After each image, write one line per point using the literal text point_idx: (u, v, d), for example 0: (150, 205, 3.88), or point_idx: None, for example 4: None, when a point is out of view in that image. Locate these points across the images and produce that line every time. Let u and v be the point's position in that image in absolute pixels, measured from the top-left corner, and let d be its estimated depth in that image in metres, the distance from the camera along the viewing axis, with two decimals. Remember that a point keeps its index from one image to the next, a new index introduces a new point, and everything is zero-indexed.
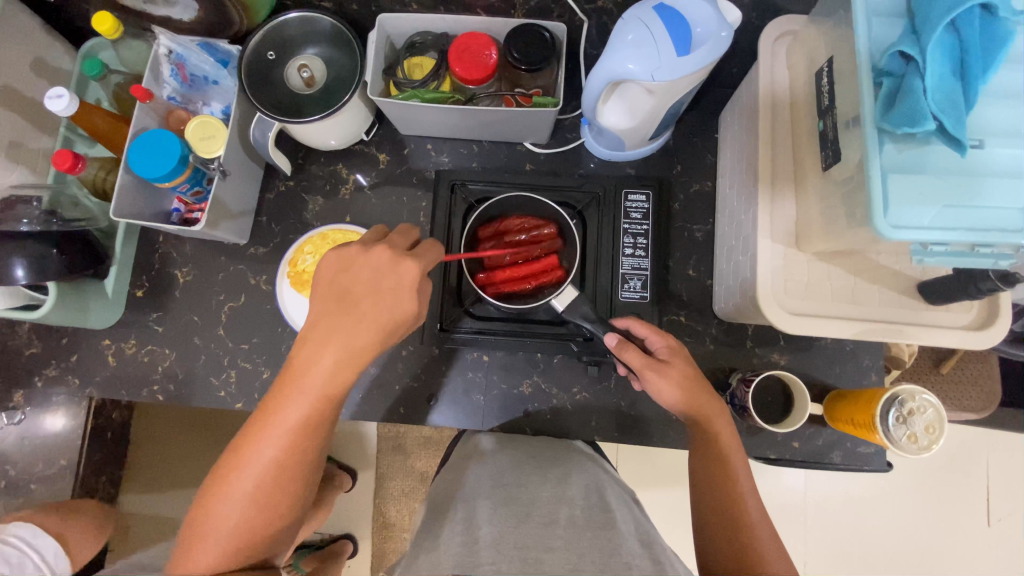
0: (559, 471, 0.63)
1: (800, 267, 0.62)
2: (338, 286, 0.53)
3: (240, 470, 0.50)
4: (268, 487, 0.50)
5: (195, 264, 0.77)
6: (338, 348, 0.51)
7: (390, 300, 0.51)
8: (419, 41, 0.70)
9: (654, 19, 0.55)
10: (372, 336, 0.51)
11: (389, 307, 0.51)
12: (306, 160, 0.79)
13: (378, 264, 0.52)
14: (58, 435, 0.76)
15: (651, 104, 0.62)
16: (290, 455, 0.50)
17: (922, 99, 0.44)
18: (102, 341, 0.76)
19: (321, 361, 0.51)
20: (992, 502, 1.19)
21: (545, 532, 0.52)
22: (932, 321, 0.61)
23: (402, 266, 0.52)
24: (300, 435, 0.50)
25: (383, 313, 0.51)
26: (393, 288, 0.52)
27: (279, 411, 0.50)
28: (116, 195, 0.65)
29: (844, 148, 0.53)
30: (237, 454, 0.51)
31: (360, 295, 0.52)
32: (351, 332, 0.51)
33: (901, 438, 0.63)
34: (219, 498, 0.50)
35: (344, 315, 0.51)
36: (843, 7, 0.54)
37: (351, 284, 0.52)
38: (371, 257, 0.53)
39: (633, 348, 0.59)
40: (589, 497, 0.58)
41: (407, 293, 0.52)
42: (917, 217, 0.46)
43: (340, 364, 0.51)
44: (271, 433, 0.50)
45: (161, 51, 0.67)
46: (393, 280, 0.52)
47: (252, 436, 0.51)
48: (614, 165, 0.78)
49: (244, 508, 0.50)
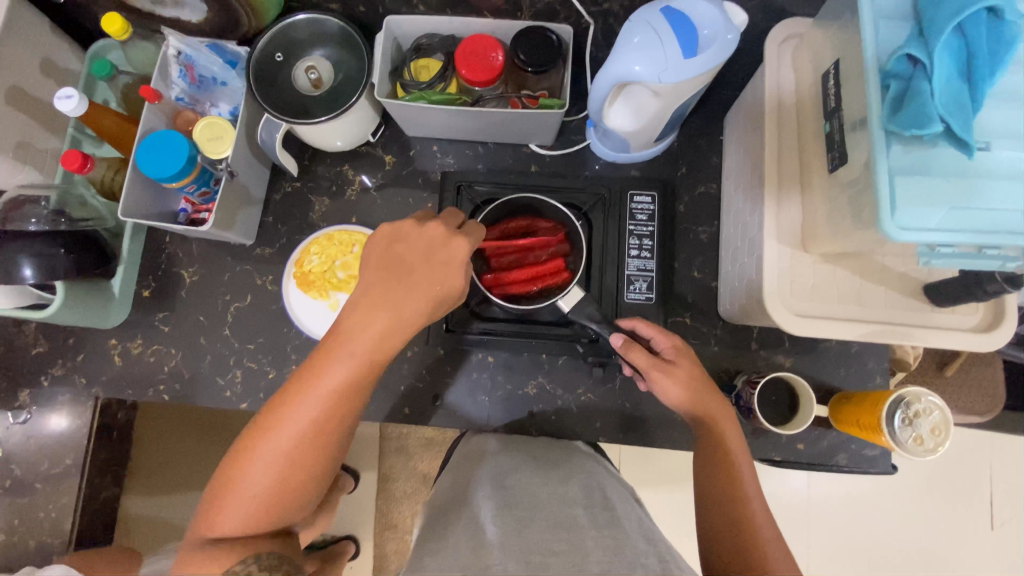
0: (560, 472, 0.63)
1: (805, 270, 0.62)
2: (391, 256, 0.53)
3: (278, 431, 0.50)
4: (304, 451, 0.50)
5: (201, 264, 0.78)
6: (389, 318, 0.51)
7: (441, 273, 0.52)
8: (425, 43, 0.71)
9: (661, 22, 0.55)
10: (420, 308, 0.51)
11: (440, 280, 0.52)
12: (312, 161, 0.80)
13: (431, 237, 0.53)
14: (64, 434, 0.75)
15: (658, 106, 0.63)
16: (328, 420, 0.50)
17: (929, 101, 0.44)
18: (109, 341, 0.76)
19: (368, 329, 0.50)
20: (996, 506, 1.18)
21: (550, 534, 0.51)
22: (937, 324, 0.61)
23: (455, 242, 0.53)
24: (340, 402, 0.50)
25: (435, 286, 0.52)
26: (445, 263, 0.53)
27: (320, 375, 0.50)
28: (124, 194, 0.65)
29: (850, 150, 0.53)
30: (273, 416, 0.50)
31: (414, 267, 0.52)
32: (402, 301, 0.51)
33: (907, 440, 0.63)
34: (253, 458, 0.50)
35: (396, 284, 0.51)
36: (849, 9, 0.54)
37: (403, 255, 0.53)
38: (425, 231, 0.53)
39: (639, 349, 0.59)
40: (592, 498, 0.58)
41: (458, 268, 0.53)
42: (924, 219, 0.47)
43: (387, 334, 0.51)
44: (310, 397, 0.50)
45: (169, 52, 0.68)
46: (445, 255, 0.53)
47: (291, 399, 0.50)
48: (619, 167, 0.78)
49: (279, 469, 0.50)
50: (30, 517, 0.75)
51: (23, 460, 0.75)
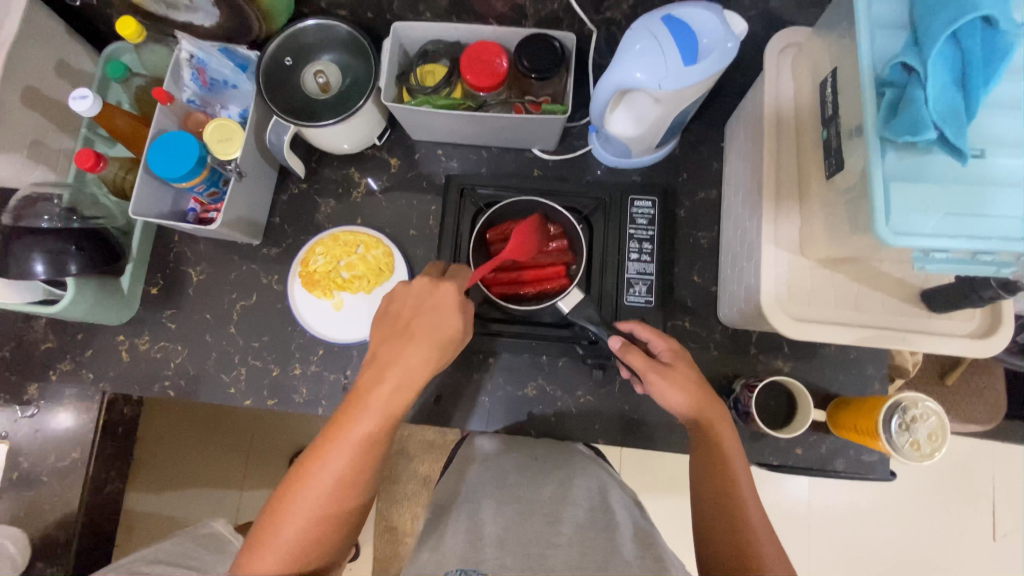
0: (562, 474, 0.64)
1: (802, 275, 0.63)
2: (392, 315, 0.57)
3: (304, 492, 0.50)
4: (335, 501, 0.50)
5: (208, 263, 0.79)
6: (397, 372, 0.53)
7: (436, 320, 0.55)
8: (431, 49, 0.73)
9: (662, 29, 0.57)
10: (428, 354, 0.54)
11: (438, 324, 0.55)
12: (318, 163, 0.81)
13: (419, 290, 0.57)
14: (72, 428, 0.77)
15: (659, 111, 0.64)
16: (353, 474, 0.51)
17: (923, 109, 0.45)
18: (117, 338, 0.77)
19: (384, 381, 0.53)
20: (998, 516, 1.18)
21: (549, 531, 0.52)
22: (935, 329, 0.61)
23: (442, 288, 0.57)
24: (363, 455, 0.51)
25: (434, 334, 0.54)
26: (437, 308, 0.56)
27: (344, 429, 0.51)
28: (135, 192, 0.67)
29: (847, 157, 0.54)
30: (304, 472, 0.51)
31: (410, 321, 0.55)
32: (408, 354, 0.53)
33: (903, 445, 0.63)
34: (285, 515, 0.49)
35: (401, 341, 0.54)
36: (846, 20, 0.55)
37: (400, 312, 0.57)
38: (414, 287, 0.58)
39: (637, 352, 0.60)
40: (592, 500, 0.59)
41: (451, 310, 0.56)
42: (921, 224, 0.47)
43: (397, 386, 0.52)
44: (337, 451, 0.51)
45: (183, 56, 0.69)
46: (435, 300, 0.56)
47: (314, 459, 0.51)
48: (621, 172, 0.80)
49: (308, 524, 0.49)
50: (35, 509, 0.76)
51: (30, 453, 0.76)
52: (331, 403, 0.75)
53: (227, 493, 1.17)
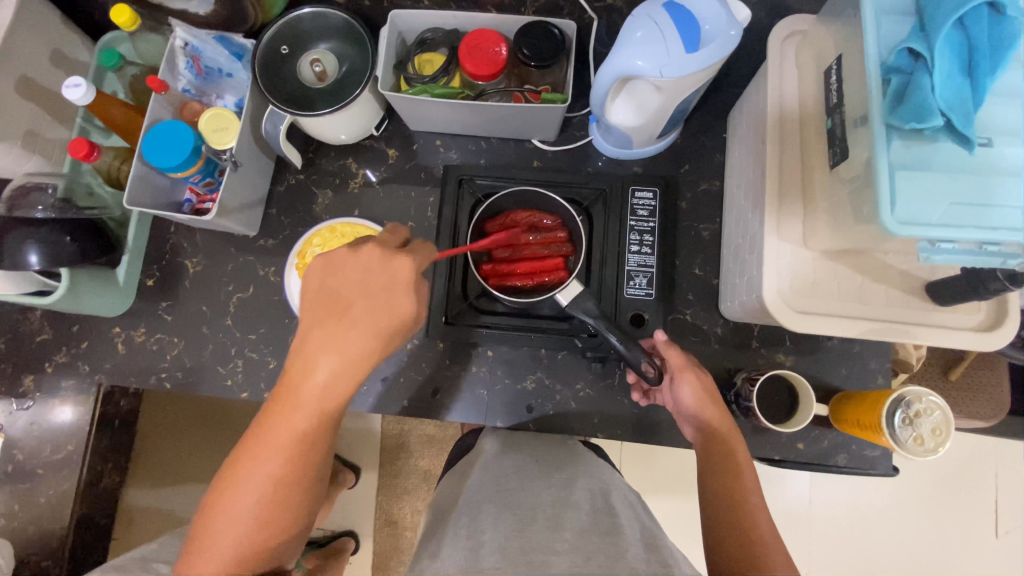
0: (565, 475, 0.63)
1: (806, 267, 0.61)
2: (329, 291, 0.52)
3: (239, 487, 0.50)
4: (274, 495, 0.50)
5: (205, 254, 0.78)
6: (332, 360, 0.50)
7: (382, 303, 0.51)
8: (429, 37, 0.71)
9: (663, 16, 0.56)
10: (370, 341, 0.50)
11: (382, 308, 0.51)
12: (316, 154, 0.80)
13: (367, 263, 0.52)
14: (68, 420, 0.76)
15: (660, 100, 0.63)
16: (292, 466, 0.51)
17: (929, 95, 0.44)
18: (112, 330, 0.77)
19: (316, 371, 0.50)
20: (1001, 514, 1.17)
21: (552, 536, 0.52)
22: (940, 322, 0.60)
23: (394, 262, 0.52)
24: (297, 448, 0.51)
25: (375, 319, 0.50)
26: (384, 289, 0.51)
27: (275, 424, 0.50)
28: (129, 183, 0.66)
29: (851, 146, 0.53)
30: (237, 468, 0.51)
31: (350, 301, 0.51)
32: (348, 341, 0.50)
33: (906, 440, 0.62)
34: (222, 510, 0.50)
35: (338, 326, 0.50)
36: (852, 6, 0.54)
37: (339, 289, 0.52)
38: (358, 258, 0.52)
39: (677, 350, 0.64)
40: (594, 502, 0.58)
41: (400, 291, 0.51)
42: (926, 214, 0.46)
43: (336, 377, 0.50)
44: (269, 447, 0.50)
45: (177, 44, 0.69)
46: (385, 278, 0.51)
47: (248, 454, 0.51)
48: (622, 164, 0.79)
49: (247, 520, 0.50)
50: (30, 502, 0.76)
51: (25, 446, 0.76)
52: None
53: None
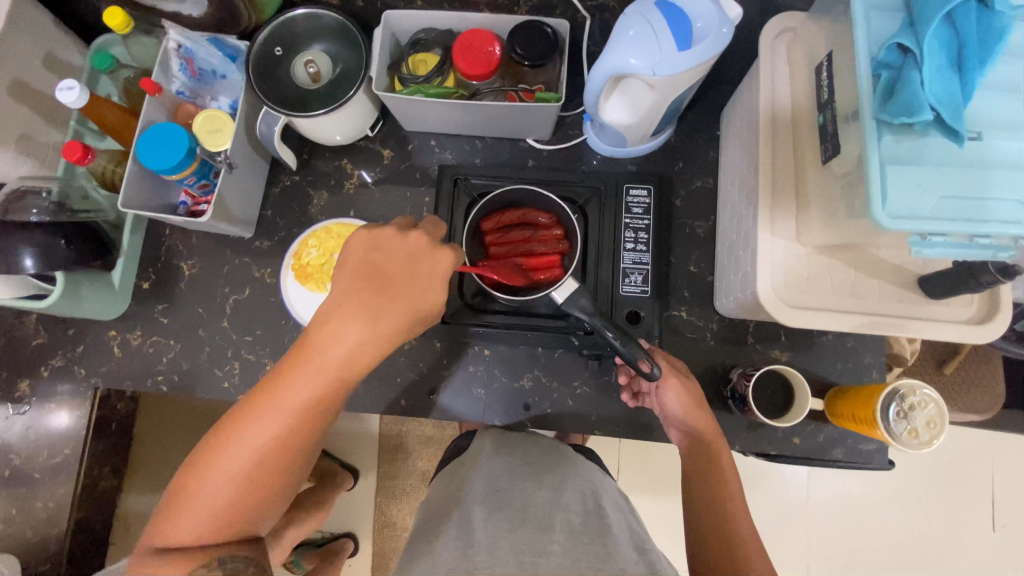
0: (555, 477, 0.64)
1: (800, 262, 0.62)
2: (369, 265, 0.52)
3: (235, 445, 0.49)
4: (269, 459, 0.49)
5: (201, 256, 0.78)
6: (362, 332, 0.50)
7: (422, 288, 0.52)
8: (423, 37, 0.72)
9: (656, 15, 0.56)
10: (402, 322, 0.51)
11: (420, 293, 0.52)
12: (311, 155, 0.80)
13: (415, 247, 0.54)
14: (64, 424, 0.76)
15: (653, 98, 0.63)
16: (288, 437, 0.49)
17: (919, 90, 0.45)
18: (108, 333, 0.77)
19: (343, 340, 0.50)
20: (997, 507, 1.18)
21: (542, 537, 0.52)
22: (932, 316, 0.60)
23: (439, 254, 0.54)
24: (303, 415, 0.50)
25: (413, 302, 0.52)
26: (426, 274, 0.53)
27: (287, 386, 0.49)
28: (124, 186, 0.66)
29: (843, 141, 0.53)
30: (235, 427, 0.49)
31: (391, 278, 0.52)
32: (381, 316, 0.51)
33: (901, 432, 0.62)
34: (212, 469, 0.48)
35: (374, 299, 0.51)
36: (842, 2, 0.55)
37: (382, 264, 0.52)
38: (407, 240, 0.54)
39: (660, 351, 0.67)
40: (585, 504, 0.59)
41: (440, 281, 0.53)
42: (917, 207, 0.47)
43: (359, 355, 0.50)
44: (276, 408, 0.49)
45: (171, 46, 0.67)
46: (429, 266, 0.53)
47: (251, 412, 0.49)
48: (616, 162, 0.79)
49: (235, 480, 0.48)
50: (28, 507, 0.76)
51: (22, 451, 0.75)
52: None
53: None
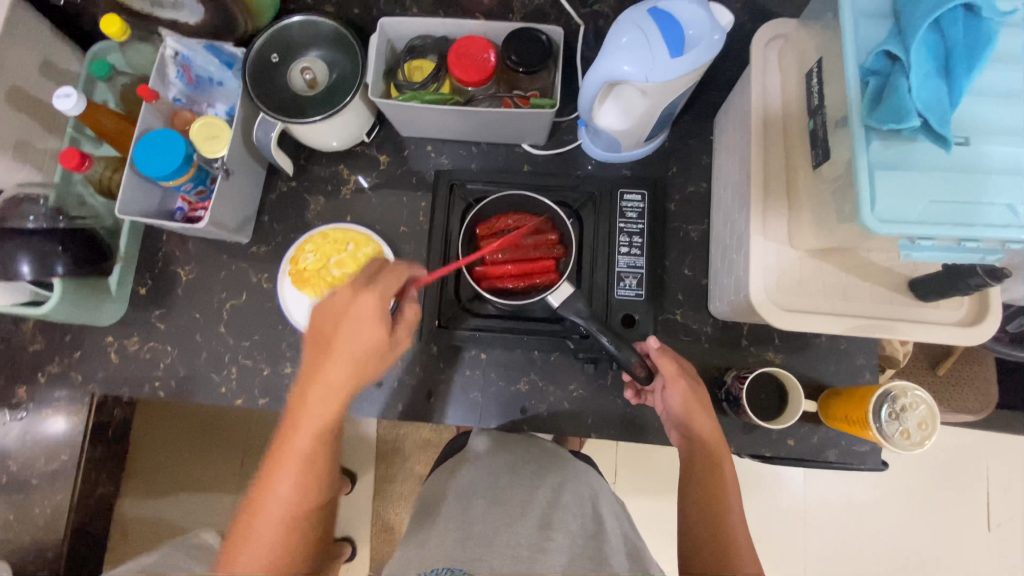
0: (552, 478, 0.65)
1: (792, 266, 0.62)
2: (315, 331, 0.56)
3: (255, 531, 0.52)
4: (286, 533, 0.52)
5: (198, 262, 0.78)
6: (318, 388, 0.53)
7: (359, 332, 0.53)
8: (419, 44, 0.72)
9: (648, 22, 0.57)
10: (348, 368, 0.53)
11: (360, 336, 0.53)
12: (307, 161, 0.81)
13: (341, 298, 0.55)
14: (61, 430, 0.76)
15: (646, 104, 0.64)
16: (298, 511, 0.52)
17: (906, 97, 0.45)
18: (105, 339, 0.77)
19: (306, 402, 0.53)
20: (992, 507, 1.19)
21: (538, 536, 0.55)
22: (924, 318, 0.61)
23: (369, 295, 0.54)
24: (302, 482, 0.53)
25: (354, 346, 0.53)
26: (357, 318, 0.53)
27: (276, 461, 0.53)
28: (122, 192, 0.66)
29: (833, 146, 0.54)
30: (250, 515, 0.53)
31: (330, 334, 0.54)
32: (326, 369, 0.53)
33: (892, 434, 0.63)
34: (239, 558, 0.51)
35: (322, 357, 0.54)
36: (830, 10, 0.55)
37: (320, 325, 0.55)
38: (340, 293, 0.55)
39: (669, 356, 0.64)
40: (582, 505, 0.61)
41: (373, 320, 0.53)
42: (905, 212, 0.47)
43: (323, 412, 0.53)
44: (278, 487, 0.52)
45: (167, 53, 0.69)
46: (357, 311, 0.54)
47: (260, 495, 0.53)
48: (610, 166, 0.80)
49: (262, 561, 0.51)
50: (25, 513, 0.76)
51: (18, 457, 0.75)
52: None
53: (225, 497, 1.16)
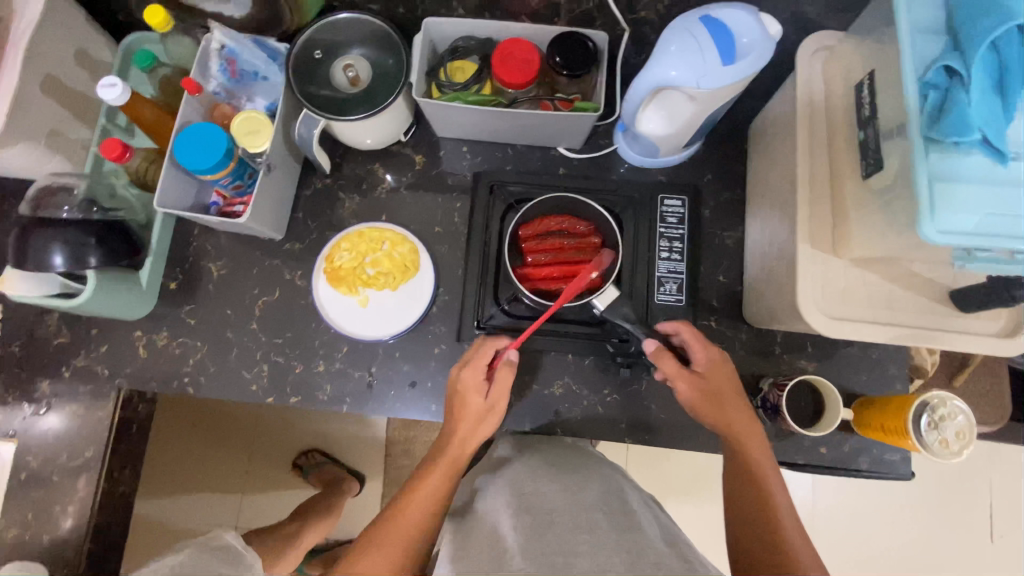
0: (578, 478, 0.63)
1: (837, 275, 0.62)
2: (454, 398, 0.66)
3: None
4: None
5: (229, 257, 0.78)
6: (455, 446, 0.62)
7: (491, 407, 0.64)
8: (462, 45, 0.73)
9: (702, 29, 0.58)
10: (481, 431, 0.64)
11: (492, 410, 0.64)
12: (342, 159, 0.80)
13: (473, 371, 0.65)
14: (86, 425, 0.75)
15: (693, 110, 0.65)
16: (431, 524, 0.58)
17: (968, 111, 0.46)
18: (134, 333, 0.76)
19: (443, 456, 0.62)
20: (999, 518, 1.20)
21: (570, 537, 0.52)
22: (964, 329, 0.62)
23: (501, 370, 0.65)
24: (418, 537, 0.57)
25: (486, 415, 0.64)
26: (495, 392, 0.65)
27: (401, 511, 0.58)
28: (160, 186, 0.66)
29: (885, 157, 0.54)
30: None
31: (464, 401, 0.65)
32: (461, 429, 0.63)
33: (932, 442, 0.63)
34: None
35: (461, 420, 0.64)
36: (884, 23, 0.56)
37: (459, 394, 0.65)
38: (474, 367, 0.65)
39: (668, 358, 0.63)
40: (610, 503, 0.58)
41: (503, 395, 0.65)
42: (964, 223, 0.48)
43: (467, 441, 0.63)
44: (395, 539, 0.56)
45: (213, 46, 0.69)
46: (495, 386, 0.65)
47: (369, 552, 0.55)
48: (646, 172, 0.80)
49: None
50: (45, 511, 0.74)
51: (41, 452, 0.74)
52: (354, 402, 0.74)
53: (228, 496, 1.22)
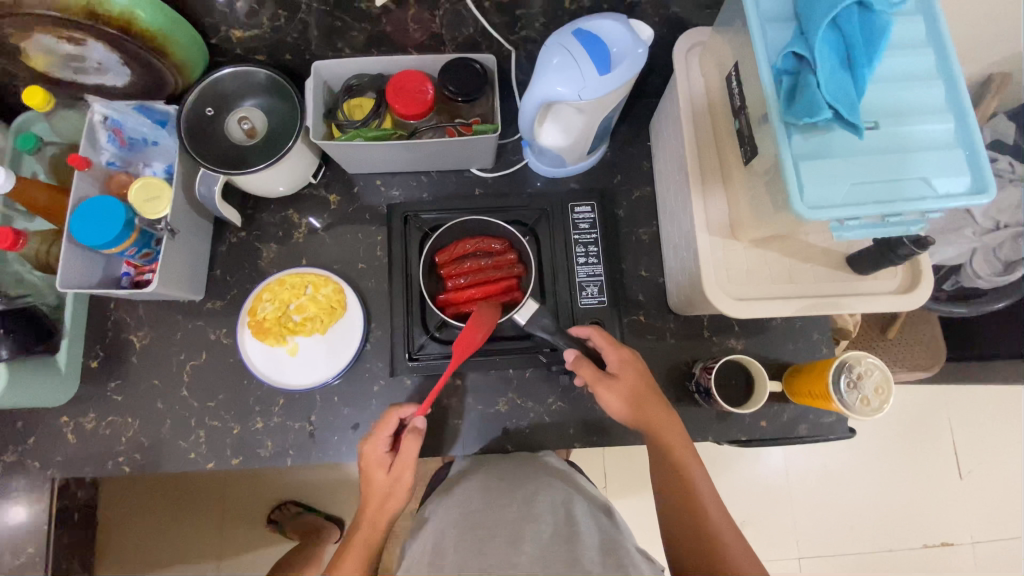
0: (525, 491, 0.63)
1: (738, 256, 0.65)
2: (367, 471, 0.66)
3: None
4: None
5: (151, 326, 0.76)
6: (366, 521, 0.63)
7: (398, 479, 0.64)
8: (355, 83, 0.73)
9: (575, 43, 0.59)
10: (390, 504, 0.64)
11: (399, 481, 0.64)
12: (255, 209, 0.80)
13: (375, 447, 0.66)
14: (21, 524, 0.71)
15: (584, 121, 0.67)
16: None
17: (816, 92, 0.49)
18: (60, 420, 0.73)
19: (357, 534, 0.63)
20: (960, 455, 1.26)
21: (510, 551, 0.53)
22: (864, 290, 0.65)
23: (405, 442, 0.65)
24: None
25: (395, 487, 0.64)
26: (401, 465, 0.65)
27: None
28: (60, 267, 0.64)
29: (759, 142, 0.57)
30: None
31: (373, 475, 0.65)
32: (371, 505, 0.64)
33: (854, 402, 0.66)
34: None
35: (375, 495, 0.64)
36: (739, 17, 0.59)
37: (370, 468, 0.66)
38: (381, 440, 0.66)
39: (587, 364, 0.65)
40: (556, 513, 0.59)
41: (409, 466, 0.65)
42: (833, 197, 0.51)
43: (379, 514, 0.64)
44: None
45: (96, 118, 0.67)
46: (402, 456, 0.65)
47: None
48: (559, 181, 0.82)
49: None
50: None
51: None
52: (299, 453, 0.73)
53: (202, 566, 1.17)
